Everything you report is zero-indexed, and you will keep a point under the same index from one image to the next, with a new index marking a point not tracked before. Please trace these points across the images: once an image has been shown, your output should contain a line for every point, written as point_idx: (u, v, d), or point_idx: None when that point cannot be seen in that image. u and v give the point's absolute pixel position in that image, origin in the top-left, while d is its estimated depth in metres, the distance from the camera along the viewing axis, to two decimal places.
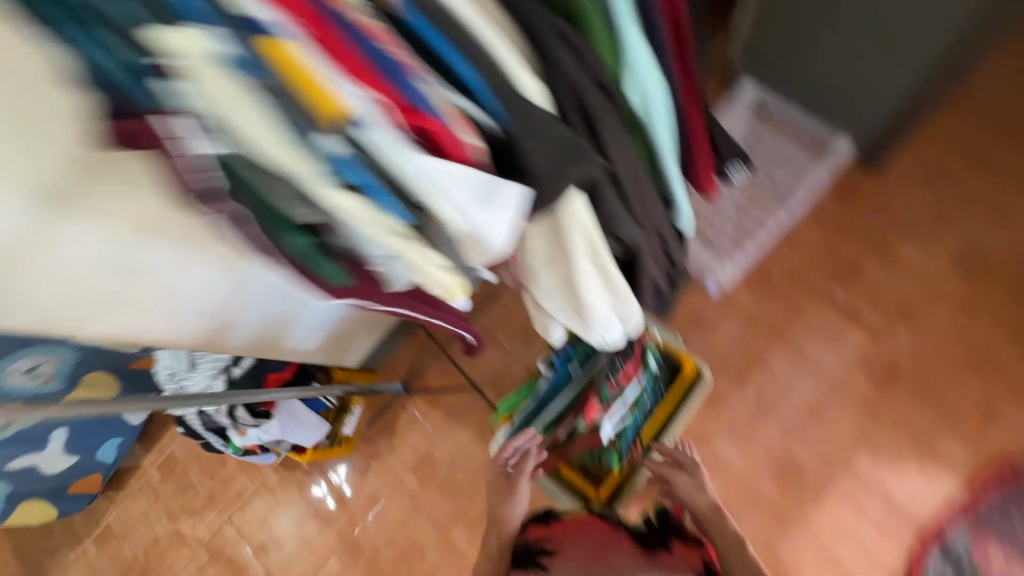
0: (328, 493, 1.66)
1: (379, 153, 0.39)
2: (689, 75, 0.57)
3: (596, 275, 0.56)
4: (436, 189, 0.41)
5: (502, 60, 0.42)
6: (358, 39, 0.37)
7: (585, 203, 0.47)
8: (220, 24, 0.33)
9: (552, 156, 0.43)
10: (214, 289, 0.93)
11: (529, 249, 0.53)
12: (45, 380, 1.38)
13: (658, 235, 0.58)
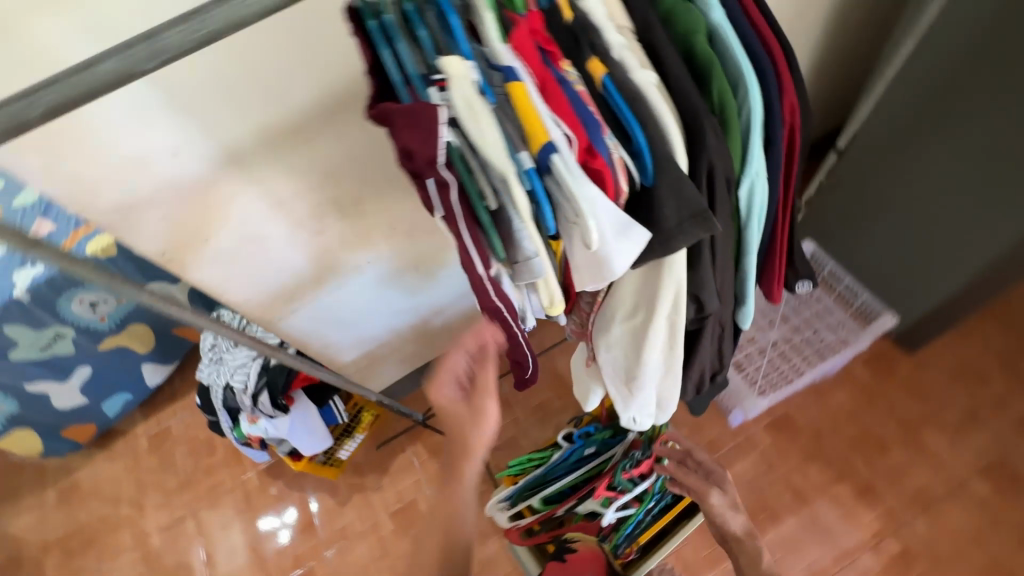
0: (284, 525, 1.62)
1: (561, 182, 0.40)
2: (797, 175, 0.50)
3: (665, 340, 0.58)
4: (592, 224, 0.41)
5: (659, 124, 0.40)
6: (570, 90, 0.40)
7: (682, 268, 0.48)
8: (481, 64, 0.40)
9: (680, 208, 0.41)
10: (301, 276, 1.04)
11: (616, 297, 0.57)
12: (100, 317, 1.54)
13: (716, 324, 0.59)
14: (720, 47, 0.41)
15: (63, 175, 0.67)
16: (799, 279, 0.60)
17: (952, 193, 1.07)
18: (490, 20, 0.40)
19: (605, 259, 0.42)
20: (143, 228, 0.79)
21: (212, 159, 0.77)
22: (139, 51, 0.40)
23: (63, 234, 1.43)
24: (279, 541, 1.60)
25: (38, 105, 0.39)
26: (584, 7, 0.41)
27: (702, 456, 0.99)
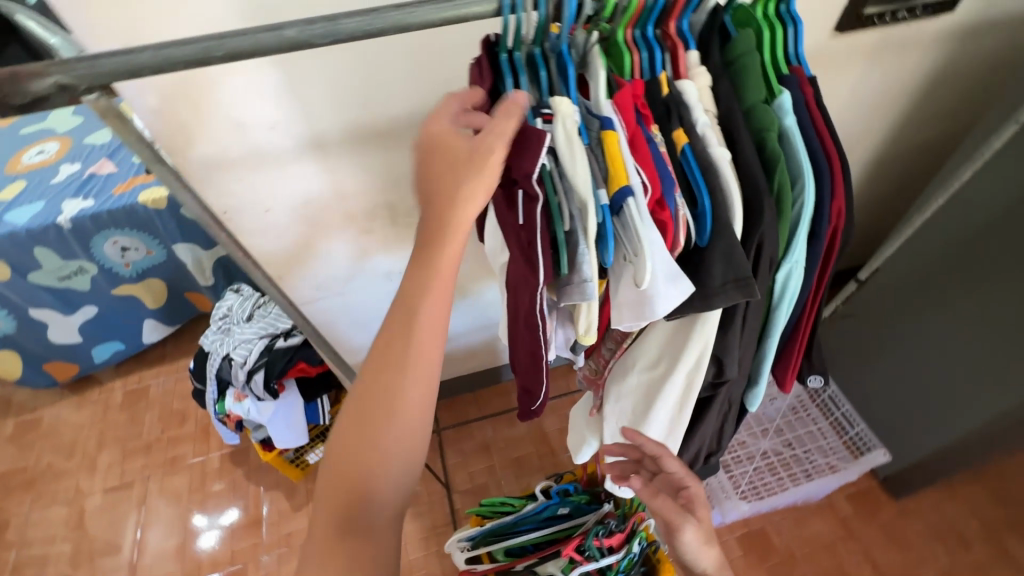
0: (210, 526, 1.53)
1: (628, 222, 0.45)
2: (828, 276, 0.55)
3: (675, 397, 0.60)
4: (645, 264, 0.45)
5: (726, 197, 0.46)
6: (655, 149, 0.46)
7: (712, 329, 0.52)
8: (584, 113, 0.47)
9: (723, 269, 0.45)
10: (336, 269, 1.08)
11: (644, 345, 0.60)
12: (126, 263, 1.58)
13: (725, 398, 0.62)
14: (788, 149, 0.47)
15: (171, 120, 0.74)
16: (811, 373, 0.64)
17: (951, 350, 1.10)
18: (602, 78, 0.46)
19: (650, 299, 0.46)
20: (218, 184, 0.85)
21: (296, 141, 0.84)
22: (321, 26, 0.41)
23: (121, 178, 1.52)
24: (199, 544, 1.50)
25: (219, 50, 0.41)
26: (681, 88, 0.48)
27: (675, 467, 0.60)
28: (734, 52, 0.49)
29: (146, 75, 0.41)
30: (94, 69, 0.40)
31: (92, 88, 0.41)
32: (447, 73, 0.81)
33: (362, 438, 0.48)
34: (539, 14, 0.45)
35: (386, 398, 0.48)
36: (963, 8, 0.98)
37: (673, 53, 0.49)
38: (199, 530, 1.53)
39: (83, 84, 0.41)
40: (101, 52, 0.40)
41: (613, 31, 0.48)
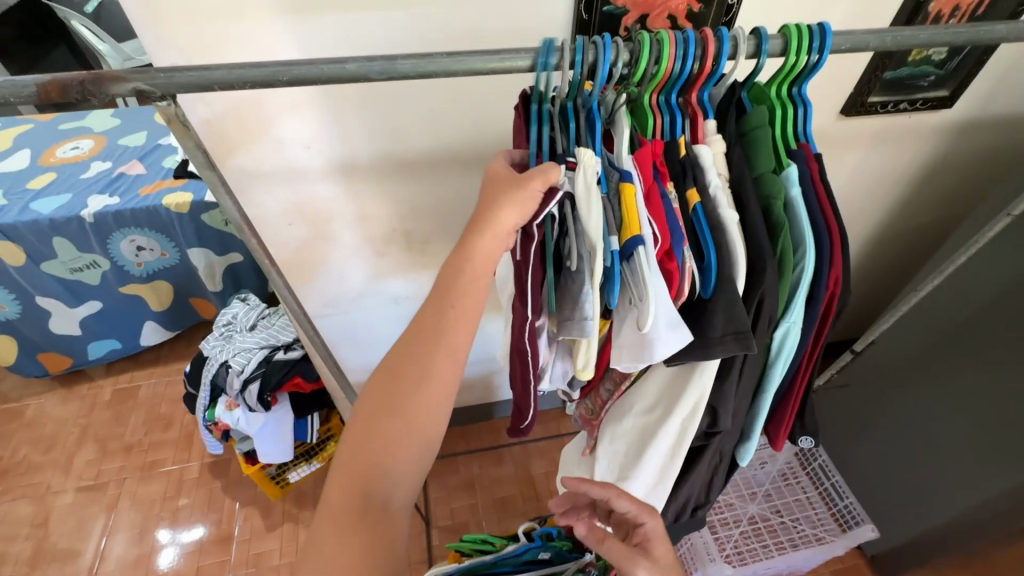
0: (172, 543, 1.47)
1: (636, 268, 0.48)
2: (824, 340, 0.57)
3: (668, 444, 0.61)
4: (651, 307, 0.48)
5: (731, 254, 0.49)
6: (668, 204, 0.50)
7: (709, 379, 0.54)
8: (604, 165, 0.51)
9: (725, 321, 0.48)
10: (346, 287, 1.11)
11: (644, 388, 0.62)
12: (138, 262, 1.61)
13: (716, 450, 0.64)
14: (792, 217, 0.51)
15: (213, 132, 0.79)
16: (801, 435, 0.65)
17: (944, 429, 1.10)
18: (626, 135, 0.51)
19: (651, 342, 0.49)
20: (247, 195, 0.89)
21: (327, 162, 0.88)
22: (380, 64, 0.46)
23: (148, 181, 1.58)
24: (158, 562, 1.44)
25: (284, 75, 0.45)
26: (697, 151, 0.52)
27: (627, 508, 0.57)
28: (747, 125, 0.53)
29: (215, 90, 0.45)
30: (169, 81, 0.44)
31: (165, 97, 0.45)
32: (475, 114, 0.87)
33: (386, 411, 0.48)
34: (573, 74, 0.49)
35: (417, 370, 0.49)
36: (957, 106, 1.06)
37: (692, 120, 0.53)
38: (161, 545, 1.47)
39: (156, 91, 0.44)
40: (178, 66, 0.44)
41: (639, 95, 0.52)
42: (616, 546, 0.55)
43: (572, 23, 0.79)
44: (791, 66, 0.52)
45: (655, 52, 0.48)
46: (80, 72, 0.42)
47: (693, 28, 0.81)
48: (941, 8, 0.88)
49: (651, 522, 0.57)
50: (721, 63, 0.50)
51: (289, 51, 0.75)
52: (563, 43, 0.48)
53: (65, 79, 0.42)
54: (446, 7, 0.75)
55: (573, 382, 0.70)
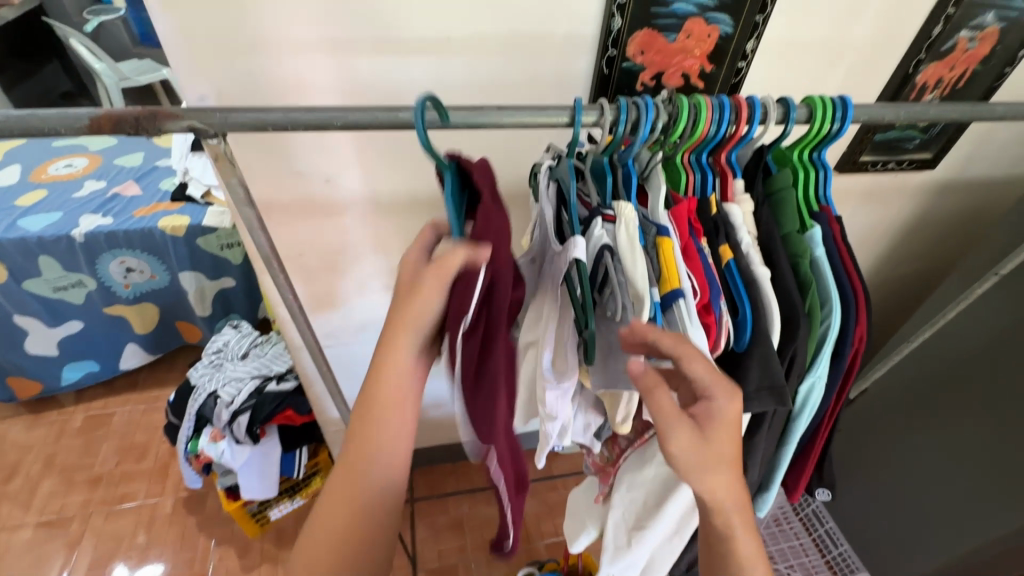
0: None
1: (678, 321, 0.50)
2: (846, 393, 0.60)
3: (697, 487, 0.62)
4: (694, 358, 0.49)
5: (766, 310, 0.51)
6: (703, 260, 0.52)
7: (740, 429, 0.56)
8: (643, 219, 0.53)
9: (761, 373, 0.51)
10: (350, 318, 1.09)
11: None
12: (126, 283, 1.57)
13: None
14: (818, 274, 0.54)
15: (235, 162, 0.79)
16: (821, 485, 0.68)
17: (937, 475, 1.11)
18: (663, 192, 0.52)
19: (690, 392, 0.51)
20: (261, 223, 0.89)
21: (345, 194, 0.89)
22: (432, 112, 0.48)
23: (143, 202, 1.55)
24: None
25: (340, 120, 0.46)
26: (728, 210, 0.55)
27: (698, 376, 0.48)
28: (774, 186, 0.57)
29: (268, 130, 0.46)
30: (225, 120, 0.45)
31: (218, 134, 0.46)
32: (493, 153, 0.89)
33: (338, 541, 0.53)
34: (616, 131, 0.52)
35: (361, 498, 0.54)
36: (939, 167, 1.13)
37: (722, 178, 0.57)
38: None
39: (210, 128, 0.45)
40: (236, 106, 0.45)
41: (674, 153, 0.56)
42: (668, 408, 0.48)
43: (593, 76, 0.83)
44: (813, 133, 0.56)
45: (693, 115, 0.51)
46: (136, 107, 0.43)
47: (704, 87, 0.86)
48: (926, 80, 0.95)
49: (721, 401, 0.49)
50: (753, 126, 0.54)
51: (320, 90, 0.76)
52: (607, 103, 0.51)
53: (123, 113, 0.43)
54: (475, 54, 0.77)
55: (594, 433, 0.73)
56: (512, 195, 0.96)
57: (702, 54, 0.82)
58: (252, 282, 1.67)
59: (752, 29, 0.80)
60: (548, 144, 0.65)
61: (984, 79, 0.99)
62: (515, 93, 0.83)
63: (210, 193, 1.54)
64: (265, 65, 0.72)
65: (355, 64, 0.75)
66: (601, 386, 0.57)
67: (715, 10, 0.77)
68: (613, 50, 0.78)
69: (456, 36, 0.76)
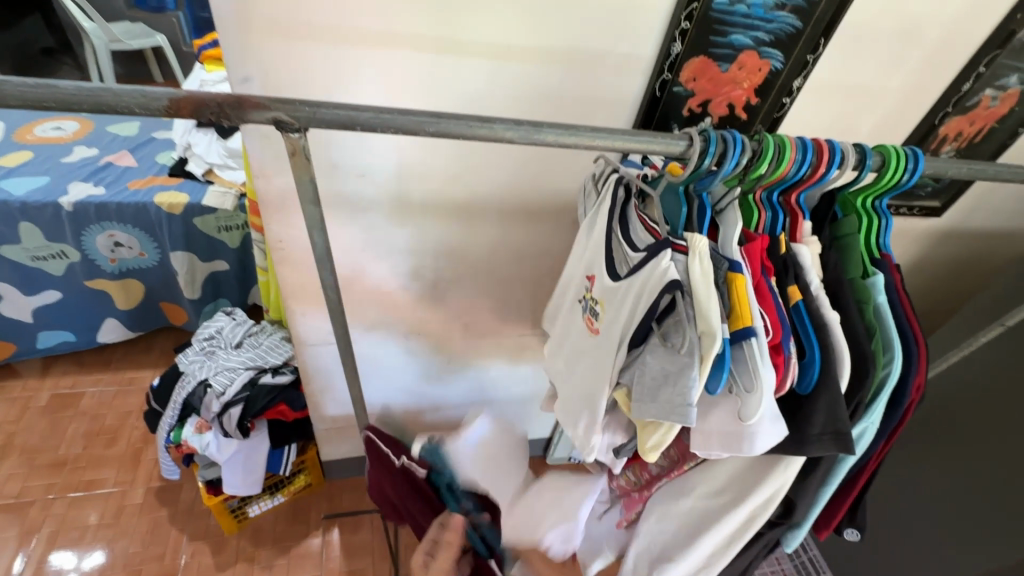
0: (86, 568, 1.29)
1: (755, 362, 0.49)
2: (893, 440, 0.62)
3: (731, 530, 0.65)
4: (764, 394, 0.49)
5: (836, 354, 0.52)
6: (776, 303, 0.52)
7: (792, 474, 0.58)
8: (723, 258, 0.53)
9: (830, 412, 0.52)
10: (362, 316, 1.06)
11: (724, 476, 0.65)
12: (112, 258, 1.49)
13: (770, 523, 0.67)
14: (881, 321, 0.56)
15: (267, 148, 0.76)
16: (848, 526, 0.72)
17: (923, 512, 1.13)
18: (739, 227, 0.54)
19: (751, 435, 0.51)
20: (286, 215, 0.85)
21: (375, 192, 0.86)
22: (526, 130, 0.49)
23: (138, 175, 1.50)
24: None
25: (432, 126, 0.48)
26: (798, 250, 0.56)
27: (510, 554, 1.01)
28: (840, 231, 0.61)
29: (357, 129, 0.48)
30: (311, 115, 0.46)
31: (300, 128, 0.47)
32: (530, 161, 0.87)
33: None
34: (700, 162, 0.53)
35: None
36: (946, 216, 1.17)
37: (793, 219, 0.59)
38: (77, 569, 1.29)
39: (295, 122, 0.46)
40: (323, 104, 0.46)
41: (750, 190, 0.57)
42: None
43: (643, 99, 0.83)
44: (885, 181, 0.57)
45: (780, 153, 0.53)
46: (221, 93, 0.44)
47: (748, 119, 0.86)
48: (948, 132, 0.96)
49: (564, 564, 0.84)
50: (832, 170, 0.54)
51: (366, 88, 0.74)
52: (696, 134, 0.52)
53: (207, 99, 0.44)
54: (530, 66, 0.76)
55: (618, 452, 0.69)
56: (543, 206, 0.94)
57: (751, 87, 0.83)
58: (246, 268, 1.60)
59: (801, 68, 0.81)
60: (600, 154, 0.69)
61: (998, 136, 1.01)
62: (562, 109, 0.82)
63: (211, 171, 1.49)
64: (311, 54, 0.70)
65: (407, 63, 0.73)
66: (655, 417, 0.52)
67: (769, 45, 0.78)
68: (668, 74, 0.79)
69: (513, 44, 0.74)
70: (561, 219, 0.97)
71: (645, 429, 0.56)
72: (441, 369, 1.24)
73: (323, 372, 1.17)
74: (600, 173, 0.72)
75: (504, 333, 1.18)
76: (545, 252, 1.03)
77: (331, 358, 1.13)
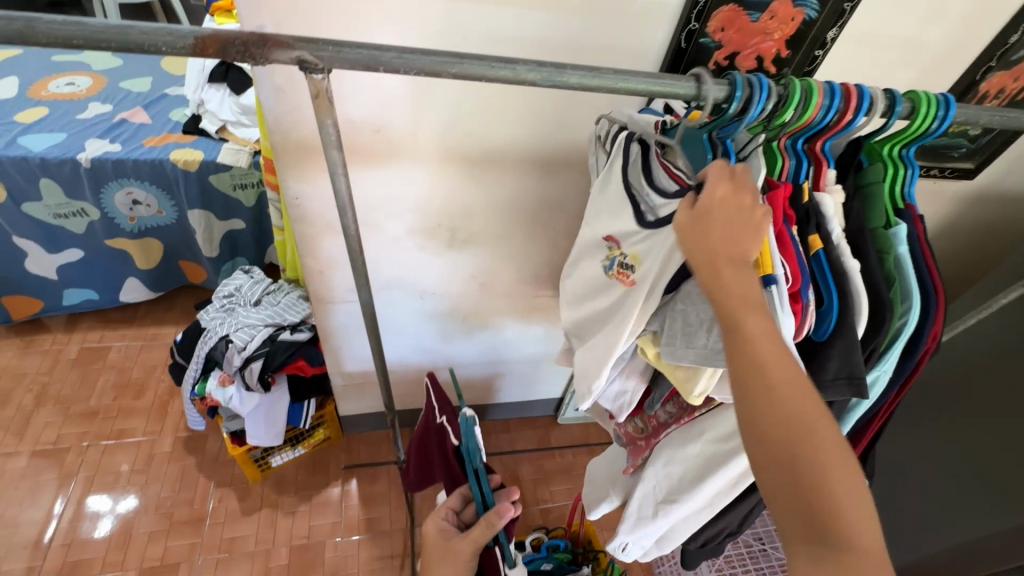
0: (123, 509, 1.37)
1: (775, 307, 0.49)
2: (905, 390, 0.62)
3: (736, 471, 0.66)
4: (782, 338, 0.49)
5: (854, 300, 0.52)
6: (795, 252, 0.51)
7: None
8: None
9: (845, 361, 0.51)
10: (380, 273, 1.07)
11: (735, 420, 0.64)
12: (131, 215, 1.51)
13: None
14: (902, 271, 0.55)
15: (284, 101, 0.75)
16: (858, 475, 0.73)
17: None
18: (763, 175, 0.52)
19: None
20: (305, 170, 0.84)
21: (394, 146, 0.85)
22: (549, 71, 0.48)
23: (153, 131, 1.50)
24: (93, 532, 1.33)
25: (454, 67, 0.46)
26: (820, 199, 0.55)
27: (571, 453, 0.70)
28: (864, 180, 0.59)
29: (379, 71, 0.47)
30: (334, 55, 0.45)
31: (324, 70, 0.46)
32: (548, 117, 0.85)
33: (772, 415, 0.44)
34: (726, 107, 0.51)
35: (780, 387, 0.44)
36: (977, 179, 1.13)
37: (816, 167, 0.57)
38: (114, 510, 1.37)
39: (319, 63, 0.46)
40: (347, 42, 0.45)
41: (775, 136, 0.56)
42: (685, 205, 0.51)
43: (667, 49, 0.79)
44: (914, 128, 0.55)
45: (804, 100, 0.51)
46: (245, 31, 0.43)
47: (777, 72, 0.83)
48: (989, 89, 0.91)
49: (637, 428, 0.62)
50: (859, 116, 0.52)
51: (384, 36, 0.72)
52: (706, 73, 0.50)
53: (232, 36, 0.43)
54: (552, 14, 0.73)
55: (624, 405, 0.72)
56: (560, 164, 0.93)
57: (782, 38, 0.79)
58: (262, 227, 1.61)
59: (837, 17, 0.77)
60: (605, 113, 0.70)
61: None
62: (582, 61, 0.79)
63: (225, 129, 1.48)
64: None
65: (423, 9, 0.70)
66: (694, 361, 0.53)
67: None
68: (695, 23, 0.75)
69: None
70: (578, 178, 0.96)
71: (687, 378, 0.56)
72: (454, 327, 1.25)
73: (339, 328, 1.19)
74: (604, 132, 0.72)
75: (518, 294, 1.19)
76: (561, 212, 1.01)
77: (348, 315, 1.15)
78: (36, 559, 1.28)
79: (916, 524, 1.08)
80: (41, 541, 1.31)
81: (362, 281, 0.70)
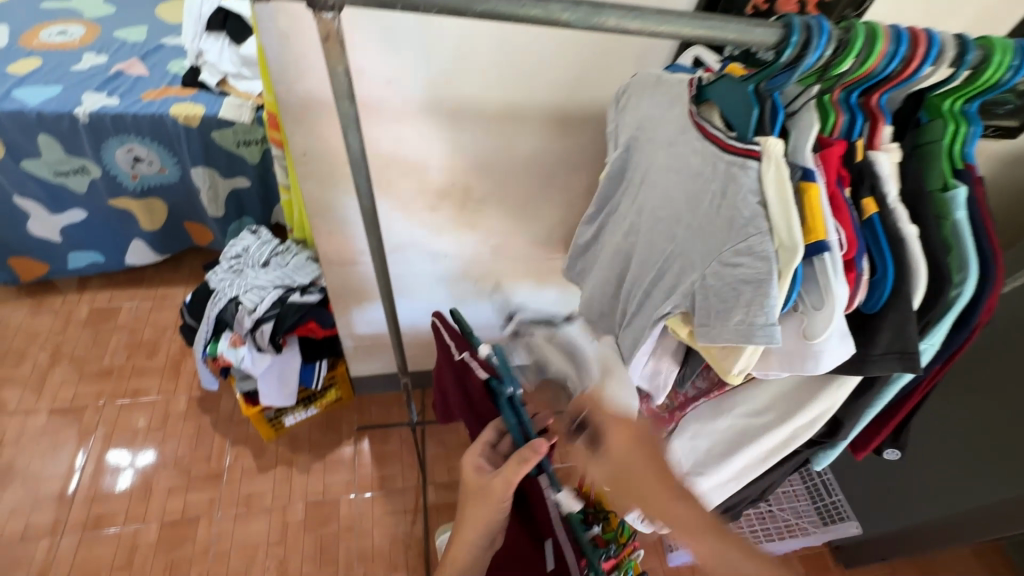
0: (143, 465, 1.40)
1: (827, 275, 0.48)
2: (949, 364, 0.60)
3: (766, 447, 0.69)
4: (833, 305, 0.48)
5: (911, 268, 0.50)
6: (852, 218, 0.49)
7: (846, 391, 0.59)
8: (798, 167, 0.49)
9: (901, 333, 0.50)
10: (391, 234, 1.03)
11: (771, 398, 0.67)
12: (133, 173, 1.47)
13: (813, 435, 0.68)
14: (960, 238, 0.52)
15: (288, 47, 0.70)
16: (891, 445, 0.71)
17: None
18: (813, 133, 0.50)
19: (816, 354, 0.51)
20: (312, 125, 0.80)
21: (404, 99, 0.80)
22: (585, 11, 0.43)
23: (152, 84, 1.44)
24: (114, 486, 1.36)
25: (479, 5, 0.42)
26: (876, 158, 0.52)
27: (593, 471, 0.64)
28: (923, 138, 0.55)
29: (396, 9, 0.42)
30: None
31: (334, 8, 0.42)
32: (570, 67, 0.80)
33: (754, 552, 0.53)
34: (776, 57, 0.47)
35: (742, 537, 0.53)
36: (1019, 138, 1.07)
37: (872, 122, 0.53)
38: (134, 466, 1.40)
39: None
40: None
41: (829, 89, 0.51)
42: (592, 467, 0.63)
43: None
44: (984, 79, 0.49)
45: (867, 46, 0.46)
46: None
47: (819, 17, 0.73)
48: None
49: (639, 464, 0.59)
50: (926, 66, 0.47)
51: None
52: (775, 22, 0.46)
53: None
54: None
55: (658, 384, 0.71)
56: (581, 119, 0.87)
57: None
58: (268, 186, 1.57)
59: None
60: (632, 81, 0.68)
61: None
62: None
63: (226, 81, 1.42)
64: None
65: None
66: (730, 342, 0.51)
67: None
68: None
69: None
70: (599, 134, 0.91)
71: (725, 358, 0.55)
72: (466, 290, 1.23)
73: (351, 291, 1.17)
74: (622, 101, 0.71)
75: (531, 256, 1.15)
76: (580, 171, 0.97)
77: (359, 277, 1.13)
78: (61, 511, 1.32)
79: (929, 489, 1.08)
80: (65, 494, 1.34)
81: (375, 240, 0.67)
